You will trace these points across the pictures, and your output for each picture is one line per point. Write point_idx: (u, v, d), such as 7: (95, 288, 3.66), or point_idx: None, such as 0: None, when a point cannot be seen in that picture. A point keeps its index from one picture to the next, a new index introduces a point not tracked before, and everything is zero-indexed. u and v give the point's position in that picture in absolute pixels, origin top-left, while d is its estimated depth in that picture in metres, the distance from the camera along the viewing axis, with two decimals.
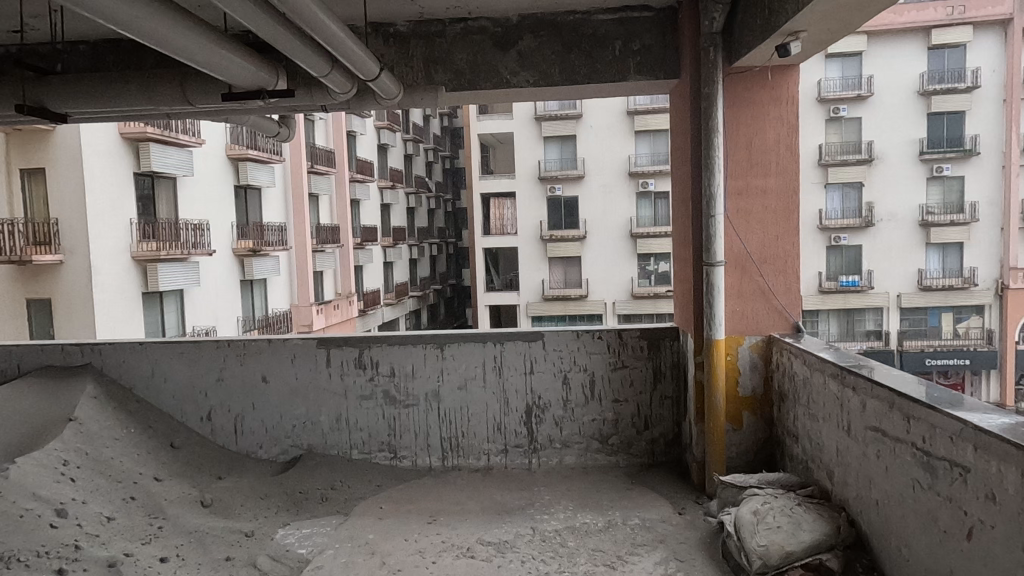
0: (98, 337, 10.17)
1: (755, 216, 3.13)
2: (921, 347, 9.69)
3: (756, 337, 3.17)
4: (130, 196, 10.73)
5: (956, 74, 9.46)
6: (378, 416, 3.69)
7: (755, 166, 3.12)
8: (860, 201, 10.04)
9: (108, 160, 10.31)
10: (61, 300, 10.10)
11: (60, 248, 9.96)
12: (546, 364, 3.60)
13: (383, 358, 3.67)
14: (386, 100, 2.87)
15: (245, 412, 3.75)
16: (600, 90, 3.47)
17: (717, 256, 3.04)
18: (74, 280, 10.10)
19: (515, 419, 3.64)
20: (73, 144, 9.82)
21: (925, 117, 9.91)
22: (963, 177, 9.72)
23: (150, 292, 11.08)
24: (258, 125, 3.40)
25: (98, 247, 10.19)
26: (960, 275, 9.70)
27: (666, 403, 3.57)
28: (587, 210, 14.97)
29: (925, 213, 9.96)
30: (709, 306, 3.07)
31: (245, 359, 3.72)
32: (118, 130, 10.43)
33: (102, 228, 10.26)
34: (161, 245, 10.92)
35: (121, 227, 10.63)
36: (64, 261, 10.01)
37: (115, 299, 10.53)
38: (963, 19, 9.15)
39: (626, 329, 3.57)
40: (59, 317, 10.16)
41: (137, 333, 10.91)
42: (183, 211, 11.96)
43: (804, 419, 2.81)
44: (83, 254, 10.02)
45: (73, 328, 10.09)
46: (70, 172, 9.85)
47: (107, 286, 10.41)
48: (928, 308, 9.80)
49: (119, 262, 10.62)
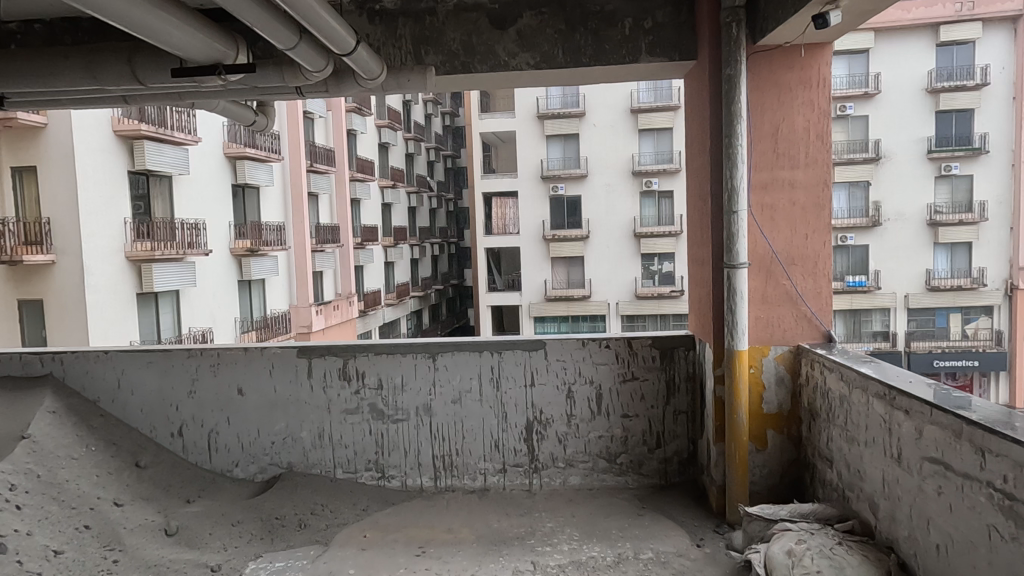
0: (92, 338, 9.86)
1: (781, 212, 2.80)
2: (928, 349, 8.90)
3: (782, 347, 2.85)
4: (124, 194, 10.47)
5: (965, 71, 8.86)
6: (364, 432, 3.37)
7: (780, 158, 2.79)
8: (866, 200, 9.76)
9: (101, 157, 10.03)
10: (53, 301, 9.80)
11: (51, 248, 9.68)
12: (548, 376, 3.27)
13: (371, 369, 3.35)
14: (367, 82, 2.57)
15: (220, 426, 3.43)
16: (607, 75, 3.15)
17: (740, 257, 2.71)
18: (65, 280, 9.81)
19: (514, 435, 3.31)
20: (65, 142, 9.50)
21: (931, 117, 9.65)
22: (972, 177, 8.79)
23: (145, 293, 10.80)
24: (233, 114, 3.09)
25: (90, 247, 9.91)
26: (968, 275, 8.72)
27: (680, 418, 3.24)
28: (590, 209, 14.63)
29: (933, 213, 9.31)
30: (730, 313, 2.75)
31: (219, 370, 3.41)
32: (112, 127, 10.17)
33: (94, 227, 9.97)
34: (155, 246, 10.67)
35: (114, 227, 10.36)
36: (55, 261, 9.73)
37: (109, 299, 10.27)
38: (973, 16, 8.49)
39: (636, 337, 3.25)
40: (51, 319, 9.83)
41: (133, 334, 10.59)
42: (180, 210, 11.71)
43: (840, 441, 2.48)
44: (75, 255, 9.76)
45: (66, 330, 9.77)
46: (61, 172, 9.55)
47: (99, 286, 10.13)
48: (934, 308, 9.12)
49: (112, 263, 10.34)
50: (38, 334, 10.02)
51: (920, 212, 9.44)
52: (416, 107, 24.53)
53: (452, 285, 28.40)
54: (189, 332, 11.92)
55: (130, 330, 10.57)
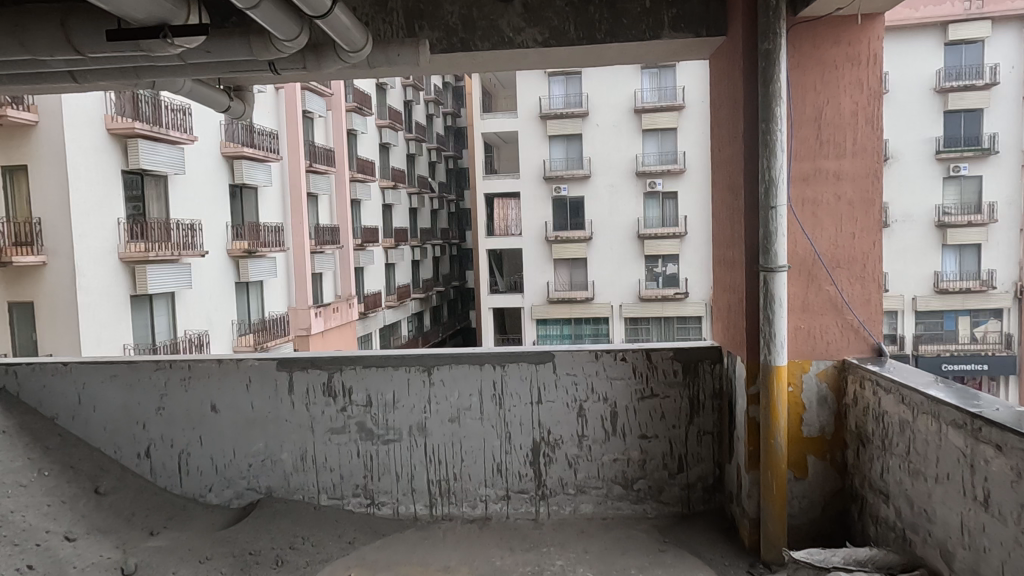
0: (86, 341, 9.55)
1: (825, 208, 2.45)
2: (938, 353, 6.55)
3: (826, 362, 2.50)
4: (119, 195, 10.19)
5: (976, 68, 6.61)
6: (351, 454, 3.03)
7: (825, 145, 2.44)
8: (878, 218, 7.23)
9: (95, 156, 9.73)
10: (43, 305, 9.49)
11: (42, 249, 9.38)
12: (557, 392, 2.92)
13: (359, 384, 3.00)
14: (349, 57, 2.23)
15: (192, 447, 3.09)
16: (624, 53, 2.80)
17: (779, 259, 2.37)
18: (57, 283, 9.47)
19: (520, 459, 2.96)
20: (56, 140, 9.20)
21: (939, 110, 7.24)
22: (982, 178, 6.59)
23: (139, 294, 10.49)
24: (203, 97, 2.74)
25: (83, 248, 9.59)
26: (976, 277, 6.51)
27: (705, 439, 2.89)
28: (593, 210, 14.36)
29: (940, 213, 6.82)
30: (768, 324, 2.40)
31: (191, 384, 3.06)
32: (106, 126, 9.86)
33: (86, 227, 9.65)
34: (149, 246, 10.43)
35: (108, 227, 10.06)
36: (45, 263, 9.41)
37: (102, 302, 9.95)
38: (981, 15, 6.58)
39: (655, 348, 2.90)
40: (42, 322, 9.53)
41: (127, 336, 10.29)
42: (175, 210, 11.36)
43: (900, 473, 2.12)
44: (66, 256, 9.40)
45: (58, 334, 9.46)
46: (54, 170, 9.25)
47: (92, 288, 9.80)
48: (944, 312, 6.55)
49: (107, 264, 10.06)
50: (27, 337, 9.68)
51: (930, 212, 6.73)
52: (416, 107, 24.23)
53: (453, 286, 28.09)
54: (185, 336, 11.60)
55: (125, 333, 10.27)
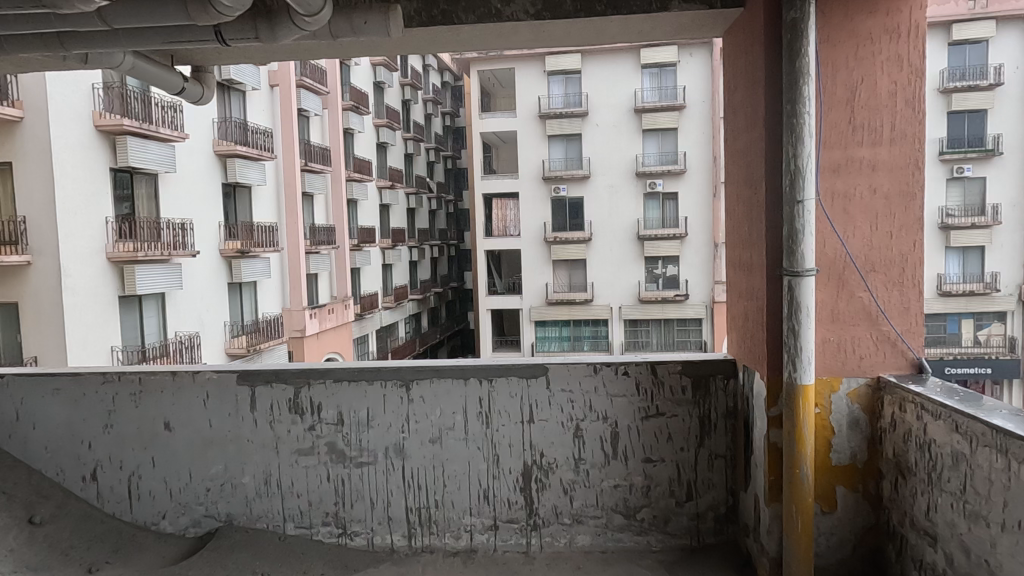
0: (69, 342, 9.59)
1: (857, 204, 2.13)
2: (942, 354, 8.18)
3: (858, 381, 2.18)
4: (106, 192, 10.33)
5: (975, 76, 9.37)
6: (320, 479, 2.71)
7: (859, 130, 2.12)
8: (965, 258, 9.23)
9: (81, 154, 9.86)
10: (29, 303, 9.65)
11: (27, 249, 9.52)
12: (550, 410, 2.61)
13: (329, 401, 2.68)
14: (306, 26, 1.91)
15: (143, 470, 2.76)
16: (627, 28, 2.48)
17: (807, 262, 2.05)
18: (44, 282, 9.62)
19: (509, 484, 2.64)
20: (41, 136, 9.29)
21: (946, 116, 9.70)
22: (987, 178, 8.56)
23: (127, 294, 10.66)
24: (154, 75, 2.45)
25: (69, 247, 9.70)
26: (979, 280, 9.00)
27: (717, 463, 2.57)
28: (593, 211, 16.64)
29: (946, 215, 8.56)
30: (793, 336, 2.09)
31: (142, 400, 2.73)
32: (93, 122, 9.97)
33: (71, 226, 9.77)
34: (138, 246, 10.65)
35: (96, 226, 10.20)
36: (31, 262, 9.55)
37: (88, 303, 10.08)
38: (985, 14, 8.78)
39: (661, 361, 2.58)
40: (25, 322, 9.66)
41: (114, 337, 10.44)
42: (166, 210, 11.56)
43: (952, 512, 1.80)
44: (51, 256, 9.53)
45: (44, 339, 9.56)
46: (39, 166, 9.33)
47: (78, 288, 9.93)
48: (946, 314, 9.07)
49: (94, 263, 10.18)
50: (11, 337, 9.83)
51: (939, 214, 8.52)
52: (415, 106, 24.05)
53: (451, 287, 27.82)
54: (176, 338, 11.76)
55: (112, 333, 10.41)
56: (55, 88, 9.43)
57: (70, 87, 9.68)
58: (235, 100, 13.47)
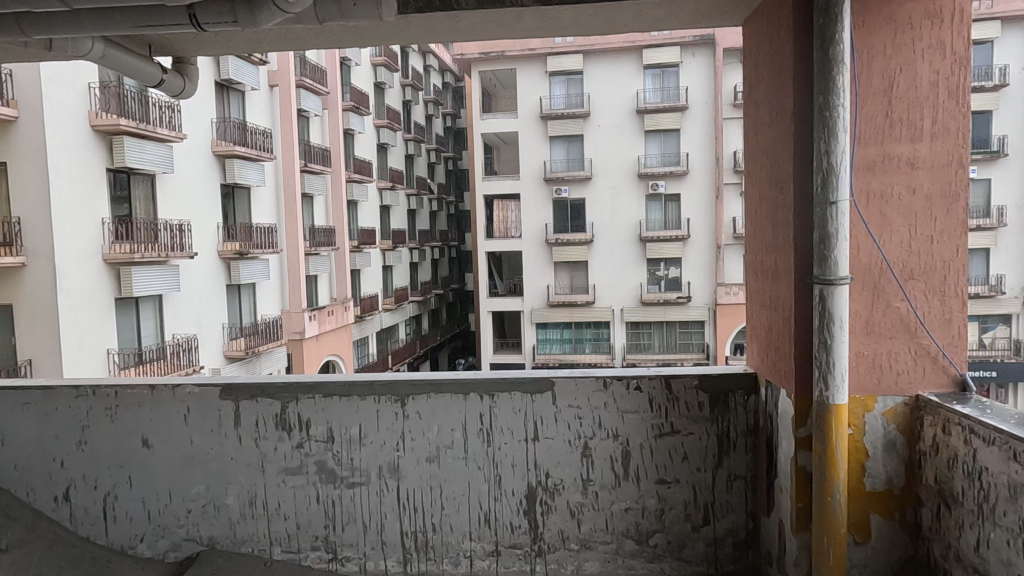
0: (64, 344, 9.43)
1: (894, 205, 1.94)
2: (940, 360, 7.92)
3: (895, 400, 1.99)
4: (102, 194, 10.18)
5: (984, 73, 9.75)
6: (309, 501, 2.52)
7: (896, 125, 1.93)
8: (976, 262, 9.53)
9: (78, 154, 9.70)
10: (23, 305, 9.48)
11: (22, 250, 9.34)
12: (557, 427, 2.42)
13: (319, 416, 2.49)
14: (289, 7, 1.70)
15: (120, 490, 2.57)
16: (640, 14, 2.29)
17: (841, 269, 1.87)
18: (38, 284, 9.45)
19: (513, 507, 2.45)
20: (36, 136, 9.12)
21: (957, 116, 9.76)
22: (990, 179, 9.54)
23: (123, 297, 10.51)
24: (130, 66, 2.26)
25: (64, 249, 9.52)
26: (985, 283, 9.05)
27: (737, 484, 2.39)
28: (596, 213, 17.63)
29: None
30: (825, 351, 1.90)
31: (118, 415, 2.55)
32: (89, 122, 9.82)
33: (67, 227, 9.60)
34: (134, 247, 10.48)
35: (93, 227, 10.05)
36: (25, 263, 9.37)
37: (84, 304, 9.91)
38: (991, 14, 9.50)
39: (675, 375, 2.40)
40: (19, 325, 9.51)
41: (110, 339, 10.29)
42: (163, 210, 11.39)
43: (1008, 551, 1.61)
44: (46, 257, 9.38)
45: (41, 343, 9.39)
46: (34, 167, 9.15)
47: (73, 290, 9.73)
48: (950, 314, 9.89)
49: (88, 266, 9.98)
50: (8, 339, 9.68)
51: None
52: (415, 107, 23.89)
53: (451, 289, 27.67)
54: (173, 340, 11.57)
55: (110, 336, 10.30)
56: (52, 86, 9.26)
57: (68, 85, 9.51)
58: (234, 101, 13.34)
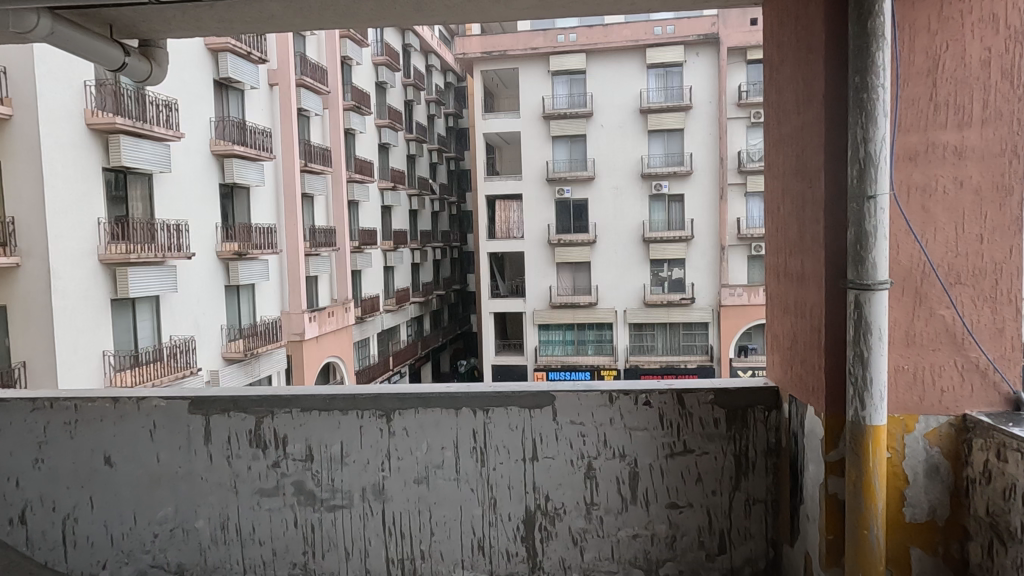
0: (58, 345, 9.26)
1: (939, 200, 1.71)
2: None
3: (940, 421, 1.75)
4: (99, 193, 9.98)
5: None
6: (285, 525, 2.30)
7: (942, 107, 1.70)
8: None
9: (73, 153, 9.51)
10: (17, 306, 9.30)
11: (16, 250, 9.14)
12: (557, 445, 2.20)
13: (296, 433, 2.27)
14: None
15: (80, 512, 2.35)
16: None
17: (880, 272, 1.64)
18: (32, 285, 9.22)
19: (509, 532, 2.23)
20: (30, 134, 8.95)
21: None
22: None
23: (120, 298, 10.33)
24: (84, 45, 2.04)
25: (58, 249, 9.32)
26: None
27: (756, 509, 2.16)
28: (598, 213, 17.64)
29: None
30: (861, 365, 1.68)
31: (77, 431, 2.33)
32: (84, 121, 9.63)
33: (62, 227, 9.40)
34: (131, 248, 10.28)
35: (88, 227, 9.85)
36: (19, 263, 9.17)
37: (79, 305, 9.71)
38: None
39: (689, 389, 2.17)
40: (13, 325, 9.33)
41: (105, 341, 10.11)
42: (161, 211, 11.20)
43: None
44: (40, 257, 9.15)
45: (36, 345, 9.23)
46: (28, 165, 8.97)
47: (69, 291, 9.52)
48: None
49: (84, 266, 9.79)
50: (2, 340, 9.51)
51: None
52: (416, 107, 23.67)
53: (453, 291, 27.47)
54: (171, 342, 11.41)
55: (105, 338, 10.13)
56: (46, 83, 9.05)
57: (62, 83, 9.30)
58: (233, 100, 13.16)
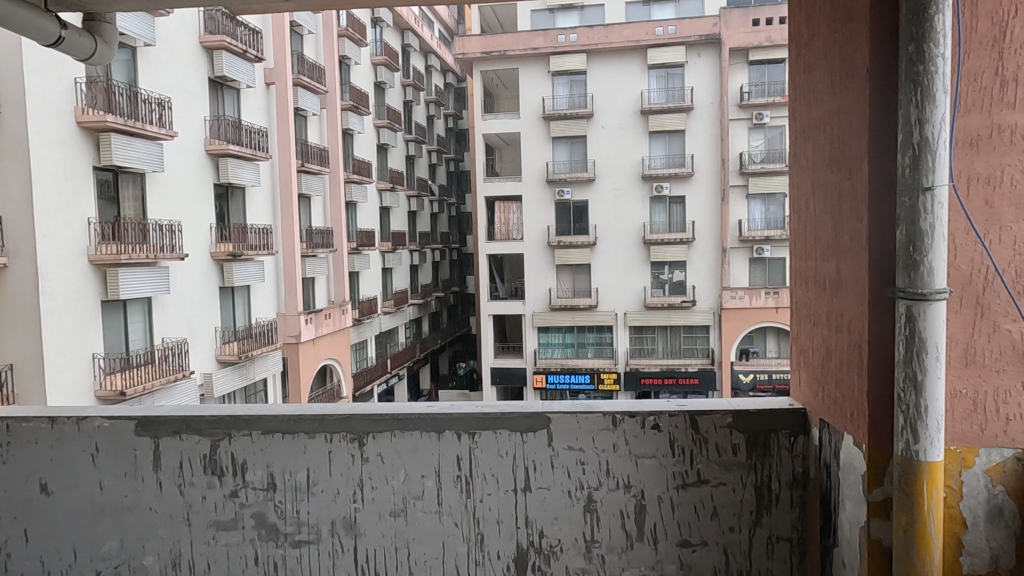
0: (46, 347, 8.98)
1: (1009, 195, 1.43)
2: None
3: (1007, 456, 1.48)
4: (89, 193, 9.71)
5: None
6: (245, 562, 2.01)
7: (1012, 83, 1.42)
8: None
9: (63, 151, 9.23)
10: (5, 307, 9.03)
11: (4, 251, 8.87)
12: (553, 473, 1.93)
13: (256, 458, 2.00)
14: None
15: (13, 546, 2.08)
16: None
17: (938, 279, 1.37)
18: (19, 287, 8.95)
19: (497, 573, 1.96)
20: (17, 131, 8.68)
21: None
22: None
23: (110, 300, 10.04)
24: (17, 19, 1.79)
25: (46, 250, 9.02)
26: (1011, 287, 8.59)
27: (781, 549, 1.88)
28: (598, 215, 17.38)
29: None
30: (913, 390, 1.41)
31: (11, 454, 2.07)
32: (74, 118, 9.35)
33: (50, 228, 9.11)
34: (122, 249, 10.02)
35: (78, 228, 9.57)
36: (7, 264, 8.90)
37: (68, 307, 9.42)
38: None
39: (703, 412, 1.90)
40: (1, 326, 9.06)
41: (95, 344, 9.84)
42: (154, 211, 10.95)
43: None
44: (28, 258, 8.89)
45: (24, 347, 8.97)
46: (16, 164, 8.70)
47: (57, 293, 9.23)
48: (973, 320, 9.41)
49: (74, 267, 9.50)
50: None
51: None
52: (416, 107, 23.46)
53: (452, 292, 27.23)
54: (163, 344, 11.13)
55: (95, 341, 9.87)
56: (35, 80, 8.79)
57: (51, 81, 9.03)
58: (228, 99, 12.91)
